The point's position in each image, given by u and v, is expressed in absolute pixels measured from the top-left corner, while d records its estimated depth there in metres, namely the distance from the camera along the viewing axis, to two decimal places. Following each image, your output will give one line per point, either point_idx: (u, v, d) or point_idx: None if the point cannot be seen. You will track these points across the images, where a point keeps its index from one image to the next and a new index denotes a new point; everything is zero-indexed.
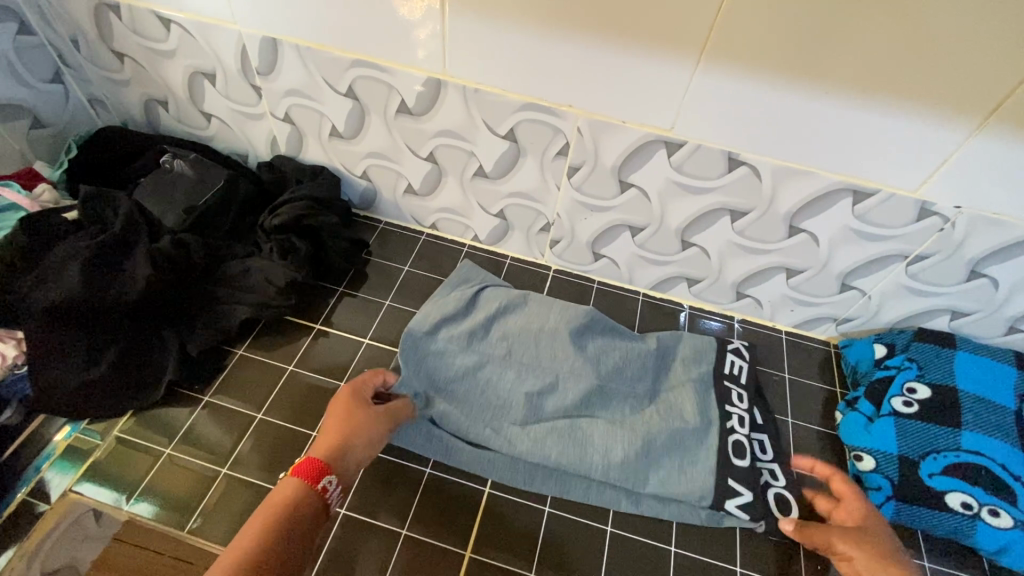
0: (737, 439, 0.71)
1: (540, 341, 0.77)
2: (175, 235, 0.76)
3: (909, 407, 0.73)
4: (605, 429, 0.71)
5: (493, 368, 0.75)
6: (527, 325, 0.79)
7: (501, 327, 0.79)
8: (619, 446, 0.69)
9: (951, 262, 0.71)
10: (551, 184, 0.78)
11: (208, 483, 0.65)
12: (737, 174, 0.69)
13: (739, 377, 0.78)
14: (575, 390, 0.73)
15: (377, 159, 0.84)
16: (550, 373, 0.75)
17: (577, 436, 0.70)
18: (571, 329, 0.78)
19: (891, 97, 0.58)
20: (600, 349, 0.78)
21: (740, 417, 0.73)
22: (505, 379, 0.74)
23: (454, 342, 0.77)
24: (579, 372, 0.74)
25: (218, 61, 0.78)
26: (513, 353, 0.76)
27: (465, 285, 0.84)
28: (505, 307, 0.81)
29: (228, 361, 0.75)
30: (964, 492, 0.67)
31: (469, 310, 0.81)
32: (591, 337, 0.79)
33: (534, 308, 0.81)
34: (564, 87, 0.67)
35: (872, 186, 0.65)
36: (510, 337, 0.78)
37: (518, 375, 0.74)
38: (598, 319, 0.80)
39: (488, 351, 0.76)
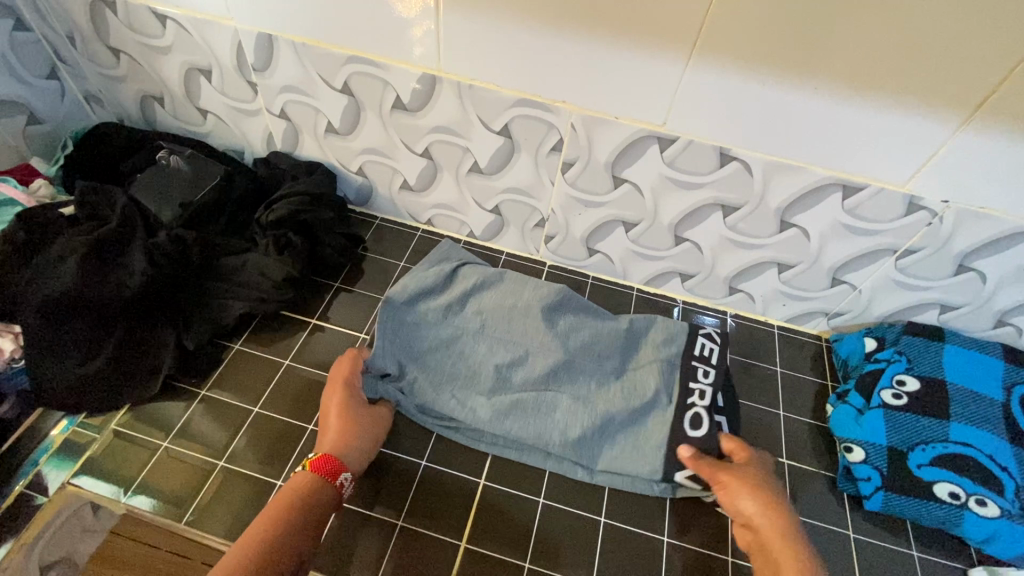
0: (696, 413, 0.69)
1: (512, 316, 0.77)
2: (172, 231, 0.76)
3: (899, 400, 0.74)
4: (571, 405, 0.71)
5: (466, 341, 0.75)
6: (501, 301, 0.79)
7: (476, 301, 0.79)
8: (583, 421, 0.70)
9: (940, 256, 0.72)
10: (545, 180, 0.79)
11: (205, 476, 0.65)
12: (728, 170, 0.70)
13: (708, 356, 0.74)
14: (545, 366, 0.73)
15: (372, 155, 0.84)
16: (522, 348, 0.74)
17: (541, 411, 0.71)
18: (544, 306, 0.78)
19: (878, 93, 0.59)
20: (570, 326, 0.77)
21: (701, 391, 0.71)
22: (478, 351, 0.74)
23: (429, 315, 0.77)
24: (548, 349, 0.74)
25: (214, 58, 0.78)
26: (486, 327, 0.76)
27: (444, 262, 0.83)
28: (482, 283, 0.80)
29: (225, 355, 0.76)
30: (952, 482, 0.68)
31: (447, 283, 0.80)
32: (561, 315, 0.78)
33: (509, 286, 0.81)
34: (557, 83, 0.67)
35: (861, 180, 0.66)
36: (485, 312, 0.77)
37: (490, 349, 0.74)
38: (570, 298, 0.79)
39: (464, 324, 0.76)
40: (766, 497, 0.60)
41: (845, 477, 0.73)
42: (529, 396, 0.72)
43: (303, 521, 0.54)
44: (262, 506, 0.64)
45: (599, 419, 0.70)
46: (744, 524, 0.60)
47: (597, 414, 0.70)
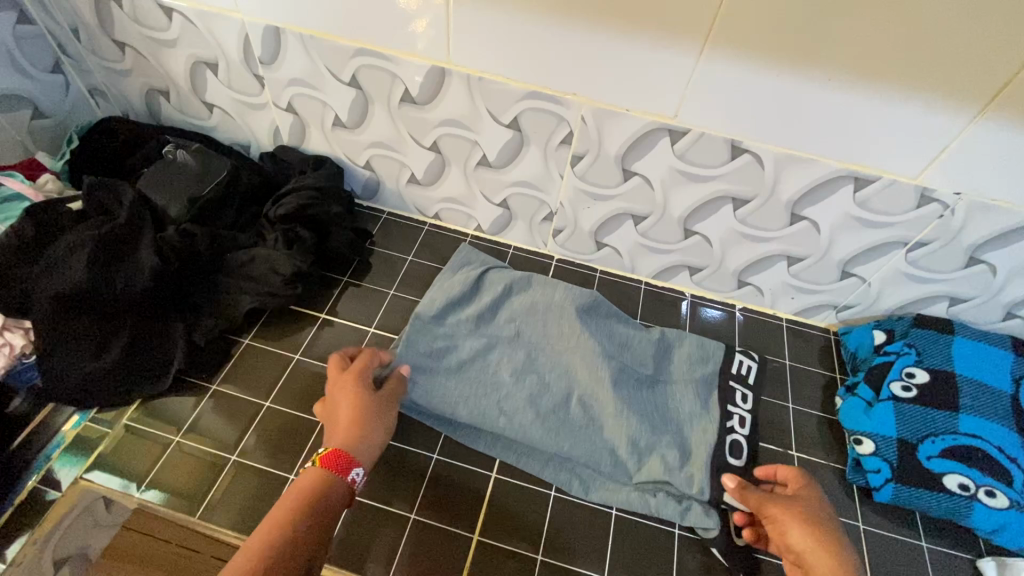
0: (736, 440, 0.71)
1: (546, 319, 0.79)
2: (180, 226, 0.76)
3: (908, 392, 0.74)
4: (597, 412, 0.71)
5: (501, 350, 0.77)
6: (533, 309, 0.80)
7: (507, 309, 0.81)
8: (612, 428, 0.70)
9: (951, 249, 0.71)
10: (555, 174, 0.79)
11: (217, 470, 0.66)
12: (740, 162, 0.69)
13: (745, 376, 0.78)
14: (574, 374, 0.74)
15: (380, 148, 0.84)
16: (552, 357, 0.76)
17: (569, 418, 0.71)
18: (576, 308, 0.79)
19: (892, 85, 0.58)
20: (606, 331, 0.79)
21: (741, 419, 0.74)
22: (509, 360, 0.75)
23: (462, 321, 0.79)
24: (584, 356, 0.75)
25: (221, 51, 0.78)
26: (518, 335, 0.78)
27: (467, 266, 0.85)
28: (510, 290, 0.82)
29: (235, 350, 0.76)
30: (961, 473, 0.68)
31: (476, 290, 0.82)
32: (596, 321, 0.80)
33: (538, 289, 0.82)
34: (568, 76, 0.67)
35: (873, 172, 0.66)
36: (518, 319, 0.79)
37: (522, 356, 0.76)
38: (601, 303, 0.81)
39: (497, 333, 0.78)
40: (821, 536, 0.55)
41: (854, 469, 0.73)
42: (558, 403, 0.72)
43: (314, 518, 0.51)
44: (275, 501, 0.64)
45: (626, 426, 0.70)
46: (794, 559, 0.56)
47: (625, 419, 0.70)
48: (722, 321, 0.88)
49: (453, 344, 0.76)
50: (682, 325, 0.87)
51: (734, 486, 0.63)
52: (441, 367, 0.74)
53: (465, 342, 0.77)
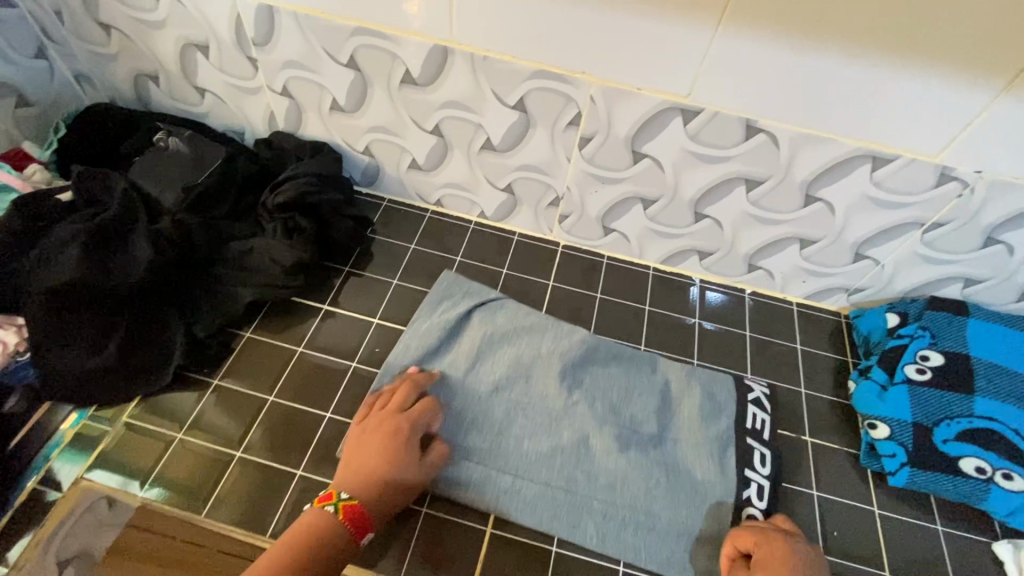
0: (753, 515, 0.65)
1: (532, 374, 0.73)
2: (175, 217, 0.73)
3: (922, 374, 0.73)
4: (588, 480, 0.66)
5: (480, 407, 0.70)
6: (519, 355, 0.74)
7: (490, 360, 0.74)
8: (607, 487, 0.66)
9: (968, 229, 0.70)
10: (562, 157, 0.76)
11: (222, 468, 0.64)
12: (753, 143, 0.67)
13: (761, 431, 0.72)
14: (566, 437, 0.68)
15: (380, 133, 0.81)
16: (542, 412, 0.70)
17: (563, 483, 0.66)
18: (566, 362, 0.74)
19: (918, 58, 0.56)
20: (600, 382, 0.74)
21: (759, 488, 0.67)
22: (488, 421, 0.69)
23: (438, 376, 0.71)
24: (578, 414, 0.70)
25: (211, 32, 0.74)
26: (501, 386, 0.71)
27: (444, 303, 0.79)
28: (492, 337, 0.75)
29: (236, 343, 0.74)
30: (978, 457, 0.68)
31: (456, 337, 0.75)
32: (592, 366, 0.75)
33: (525, 337, 0.76)
34: (577, 53, 0.64)
35: (892, 152, 0.64)
36: (499, 373, 0.72)
37: (505, 415, 0.69)
38: (598, 348, 0.76)
39: (475, 388, 0.71)
40: None
41: (868, 454, 0.72)
42: (548, 468, 0.66)
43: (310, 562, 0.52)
44: (282, 497, 0.62)
45: (623, 491, 0.65)
46: None
47: (620, 481, 0.66)
48: (732, 307, 0.87)
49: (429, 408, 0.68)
50: (692, 311, 0.86)
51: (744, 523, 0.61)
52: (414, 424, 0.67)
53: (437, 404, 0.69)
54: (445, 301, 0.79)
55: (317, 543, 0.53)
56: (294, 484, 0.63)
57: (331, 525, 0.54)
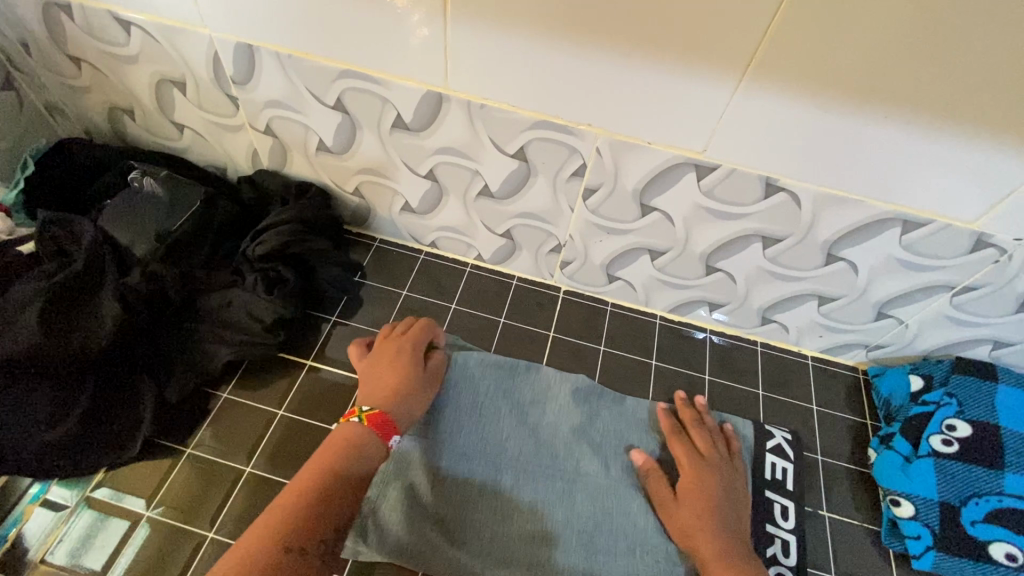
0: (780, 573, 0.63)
1: (538, 436, 0.70)
2: (148, 269, 0.68)
3: (948, 447, 0.68)
4: (607, 545, 0.63)
5: (487, 474, 0.67)
6: (521, 415, 0.72)
7: (490, 421, 0.71)
8: (626, 550, 0.63)
9: (1001, 295, 0.65)
10: (564, 206, 0.71)
11: (192, 552, 0.59)
12: (773, 201, 0.62)
13: (783, 482, 0.69)
14: (579, 502, 0.66)
15: (370, 175, 0.76)
16: (551, 476, 0.67)
17: (581, 546, 0.63)
18: (571, 424, 0.71)
19: (963, 124, 0.51)
20: (607, 441, 0.70)
21: (785, 544, 0.65)
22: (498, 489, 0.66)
23: (438, 440, 0.69)
24: (587, 474, 0.68)
25: (188, 69, 0.69)
26: (507, 448, 0.69)
27: None
28: (492, 395, 0.73)
29: (212, 404, 0.68)
30: (1009, 542, 0.63)
31: (455, 394, 0.72)
32: (597, 423, 0.72)
33: (527, 394, 0.73)
34: (582, 104, 0.59)
35: (925, 216, 0.59)
36: (503, 435, 0.70)
37: (516, 479, 0.67)
38: (602, 406, 0.73)
39: (478, 454, 0.68)
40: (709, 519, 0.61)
41: (890, 533, 0.67)
42: (566, 534, 0.64)
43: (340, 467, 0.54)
44: None
45: (643, 553, 0.63)
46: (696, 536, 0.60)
47: (640, 544, 0.63)
48: (743, 361, 0.81)
49: (435, 474, 0.66)
50: (701, 365, 0.80)
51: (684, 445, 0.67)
52: (418, 494, 0.65)
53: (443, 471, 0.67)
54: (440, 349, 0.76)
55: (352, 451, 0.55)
56: None
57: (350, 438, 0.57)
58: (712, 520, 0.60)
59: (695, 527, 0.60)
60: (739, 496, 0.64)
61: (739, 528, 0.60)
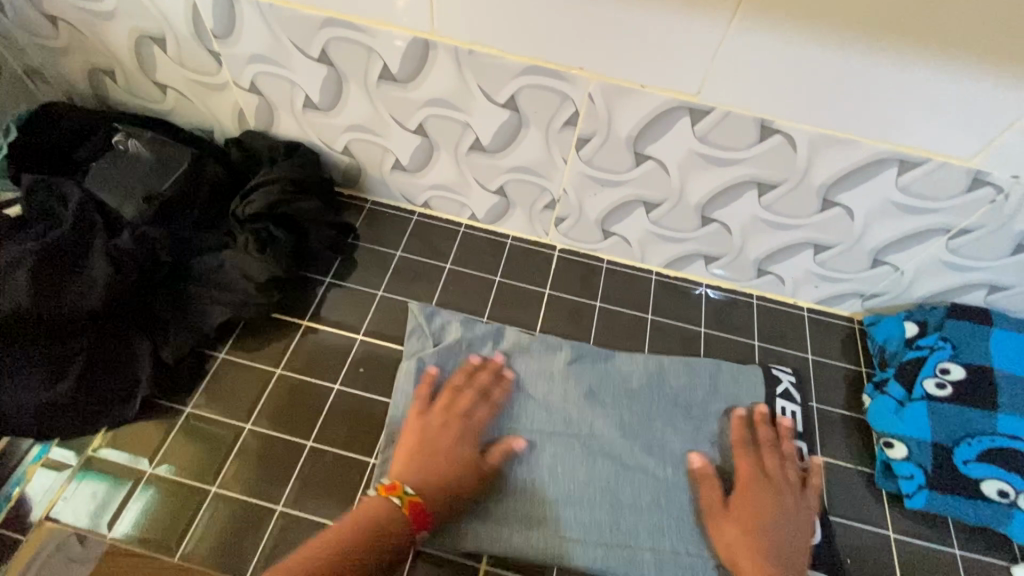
0: None
1: (549, 400, 0.69)
2: (137, 230, 0.67)
3: (942, 390, 0.69)
4: (631, 503, 0.63)
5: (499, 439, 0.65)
6: (529, 379, 0.70)
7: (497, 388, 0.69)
8: (651, 503, 0.63)
9: (998, 236, 0.64)
10: (558, 158, 0.70)
11: (197, 503, 0.60)
12: (769, 144, 0.61)
13: (794, 424, 0.70)
14: (597, 464, 0.65)
15: (359, 132, 0.74)
16: (566, 438, 0.66)
17: (608, 506, 0.62)
18: (580, 385, 0.70)
19: (959, 55, 0.50)
20: (615, 399, 0.70)
21: None
22: (513, 456, 0.64)
23: None
24: (603, 438, 0.66)
25: (167, 24, 0.67)
26: (520, 420, 0.67)
27: (424, 333, 0.73)
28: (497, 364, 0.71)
29: (210, 365, 0.69)
30: (1000, 479, 0.64)
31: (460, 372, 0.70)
32: (605, 386, 0.70)
33: (533, 357, 0.72)
34: (572, 47, 0.58)
35: (923, 155, 0.58)
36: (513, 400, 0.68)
37: (534, 444, 0.65)
38: (608, 364, 0.72)
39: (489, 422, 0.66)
40: (756, 535, 0.58)
41: (883, 474, 0.68)
42: (588, 495, 0.63)
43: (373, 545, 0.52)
44: (261, 532, 0.59)
45: (668, 505, 0.63)
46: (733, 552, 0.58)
47: (662, 496, 0.63)
48: (738, 313, 0.82)
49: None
50: (696, 319, 0.81)
51: (743, 449, 0.65)
52: None
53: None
54: (442, 323, 0.74)
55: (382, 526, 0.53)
56: (274, 518, 0.60)
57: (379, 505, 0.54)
58: (764, 537, 0.58)
59: (739, 544, 0.58)
60: (794, 513, 0.60)
61: (788, 552, 0.57)
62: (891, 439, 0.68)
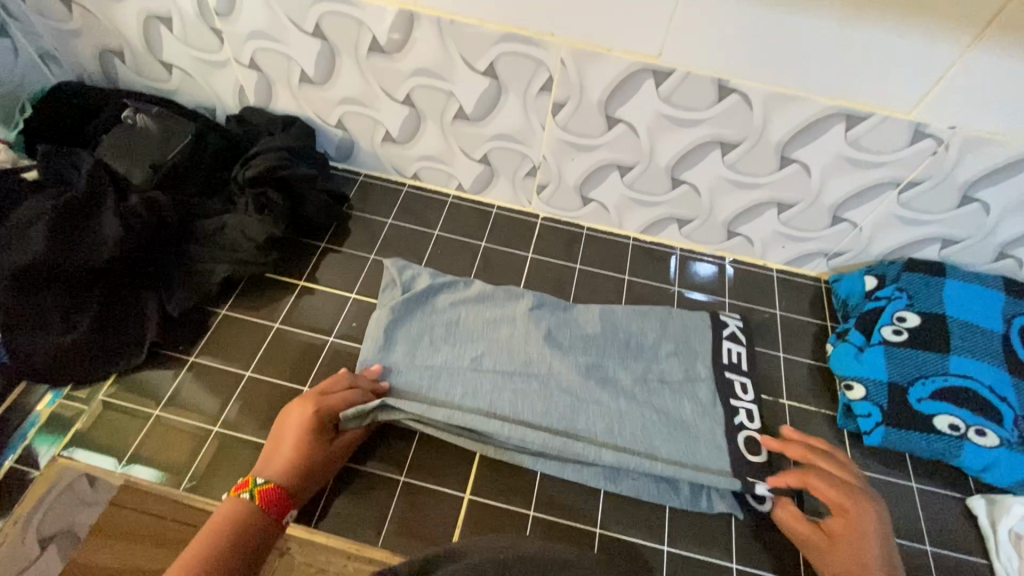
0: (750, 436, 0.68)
1: (510, 343, 0.73)
2: (144, 193, 0.72)
3: (898, 335, 0.74)
4: (585, 432, 0.66)
5: (463, 377, 0.70)
6: (492, 325, 0.75)
7: (463, 334, 0.74)
8: (605, 430, 0.66)
9: (944, 188, 0.69)
10: (536, 125, 0.75)
11: (201, 442, 0.64)
12: (727, 104, 0.66)
13: (738, 363, 0.75)
14: (553, 397, 0.69)
15: (352, 105, 0.80)
16: (524, 375, 0.70)
17: (562, 433, 0.66)
18: (540, 329, 0.74)
19: (886, 12, 0.55)
20: (573, 342, 0.74)
21: (749, 412, 0.70)
22: (474, 392, 0.68)
23: (414, 356, 0.71)
24: (560, 375, 0.70)
25: (173, 3, 0.73)
26: (481, 361, 0.71)
27: (394, 287, 0.77)
28: (462, 314, 0.75)
29: (212, 320, 0.73)
30: (952, 414, 0.69)
31: (428, 320, 0.75)
32: (564, 331, 0.75)
33: (496, 307, 0.76)
34: (544, 15, 0.63)
35: (866, 109, 0.63)
36: (476, 343, 0.73)
37: (495, 380, 0.69)
38: (566, 312, 0.77)
39: (454, 362, 0.71)
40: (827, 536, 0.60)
41: (845, 415, 0.72)
42: (544, 425, 0.66)
43: (236, 550, 0.52)
44: None
45: (620, 432, 0.66)
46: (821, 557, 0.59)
47: (615, 426, 0.67)
48: (710, 274, 0.86)
49: (414, 387, 0.69)
50: (671, 280, 0.85)
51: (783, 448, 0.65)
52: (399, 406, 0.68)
53: (423, 385, 0.69)
54: (413, 274, 0.78)
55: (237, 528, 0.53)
56: None
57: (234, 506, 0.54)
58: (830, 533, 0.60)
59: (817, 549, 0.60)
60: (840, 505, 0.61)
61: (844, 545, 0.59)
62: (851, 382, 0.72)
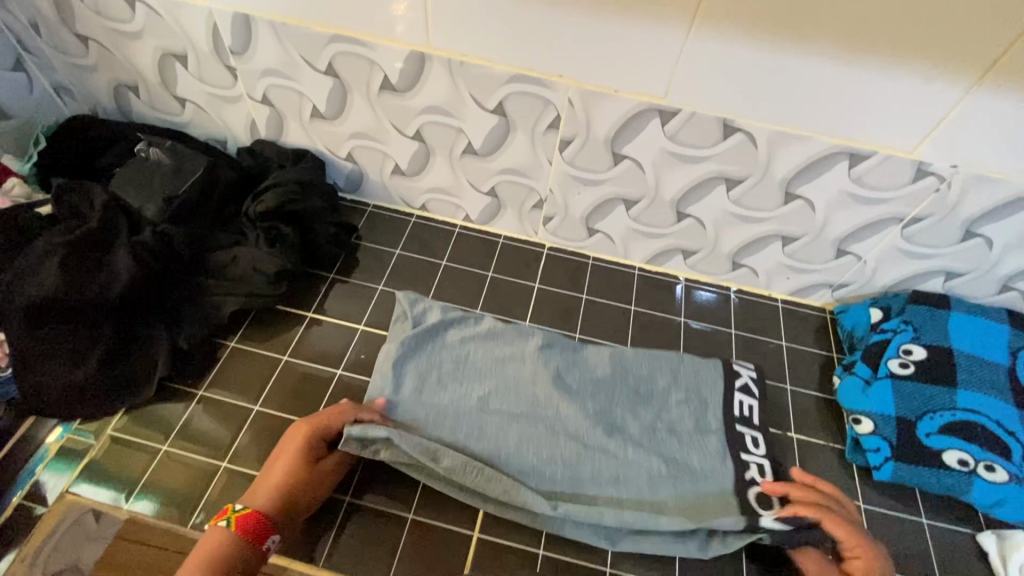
0: (759, 463, 0.68)
1: (519, 384, 0.73)
2: (157, 227, 0.73)
3: (905, 369, 0.74)
4: (592, 480, 0.66)
5: (471, 418, 0.69)
6: (501, 364, 0.74)
7: (471, 372, 0.74)
8: (612, 478, 0.66)
9: (947, 223, 0.70)
10: (543, 160, 0.76)
11: (208, 478, 0.64)
12: (732, 142, 0.67)
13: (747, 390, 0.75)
14: (561, 441, 0.68)
15: (362, 139, 0.81)
16: (532, 418, 0.70)
17: (569, 480, 0.66)
18: (549, 369, 0.74)
19: (888, 58, 0.57)
20: (582, 384, 0.74)
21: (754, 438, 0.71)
22: (482, 434, 0.68)
23: (423, 395, 0.71)
24: (568, 419, 0.70)
25: (189, 42, 0.75)
26: (489, 402, 0.71)
27: (404, 322, 0.78)
28: (471, 351, 0.75)
29: (221, 352, 0.74)
30: (960, 449, 0.69)
31: (437, 357, 0.75)
32: (572, 372, 0.75)
33: (505, 346, 0.76)
34: (551, 58, 0.65)
35: (869, 149, 0.65)
36: (485, 383, 0.73)
37: (502, 422, 0.69)
38: (576, 351, 0.77)
39: (463, 402, 0.71)
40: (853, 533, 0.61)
41: (853, 449, 0.72)
42: (551, 470, 0.66)
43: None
44: None
45: (628, 478, 0.66)
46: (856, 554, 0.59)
47: (623, 473, 0.67)
48: (715, 304, 0.87)
49: (422, 428, 0.69)
50: (677, 310, 0.86)
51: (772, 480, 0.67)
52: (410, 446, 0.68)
53: (430, 425, 0.69)
54: (423, 308, 0.79)
55: (223, 557, 0.54)
56: None
57: (216, 532, 0.55)
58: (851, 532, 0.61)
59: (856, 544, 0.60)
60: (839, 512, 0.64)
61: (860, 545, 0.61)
62: (859, 416, 0.72)
